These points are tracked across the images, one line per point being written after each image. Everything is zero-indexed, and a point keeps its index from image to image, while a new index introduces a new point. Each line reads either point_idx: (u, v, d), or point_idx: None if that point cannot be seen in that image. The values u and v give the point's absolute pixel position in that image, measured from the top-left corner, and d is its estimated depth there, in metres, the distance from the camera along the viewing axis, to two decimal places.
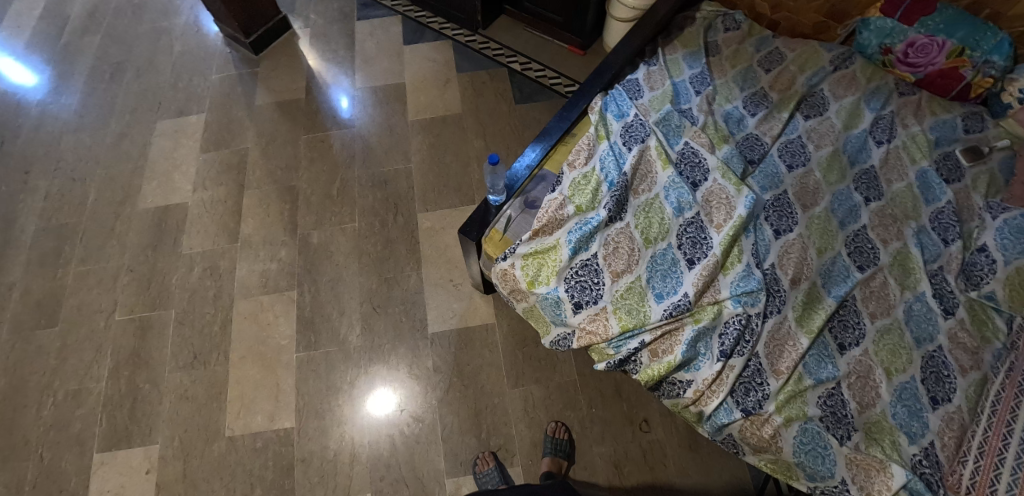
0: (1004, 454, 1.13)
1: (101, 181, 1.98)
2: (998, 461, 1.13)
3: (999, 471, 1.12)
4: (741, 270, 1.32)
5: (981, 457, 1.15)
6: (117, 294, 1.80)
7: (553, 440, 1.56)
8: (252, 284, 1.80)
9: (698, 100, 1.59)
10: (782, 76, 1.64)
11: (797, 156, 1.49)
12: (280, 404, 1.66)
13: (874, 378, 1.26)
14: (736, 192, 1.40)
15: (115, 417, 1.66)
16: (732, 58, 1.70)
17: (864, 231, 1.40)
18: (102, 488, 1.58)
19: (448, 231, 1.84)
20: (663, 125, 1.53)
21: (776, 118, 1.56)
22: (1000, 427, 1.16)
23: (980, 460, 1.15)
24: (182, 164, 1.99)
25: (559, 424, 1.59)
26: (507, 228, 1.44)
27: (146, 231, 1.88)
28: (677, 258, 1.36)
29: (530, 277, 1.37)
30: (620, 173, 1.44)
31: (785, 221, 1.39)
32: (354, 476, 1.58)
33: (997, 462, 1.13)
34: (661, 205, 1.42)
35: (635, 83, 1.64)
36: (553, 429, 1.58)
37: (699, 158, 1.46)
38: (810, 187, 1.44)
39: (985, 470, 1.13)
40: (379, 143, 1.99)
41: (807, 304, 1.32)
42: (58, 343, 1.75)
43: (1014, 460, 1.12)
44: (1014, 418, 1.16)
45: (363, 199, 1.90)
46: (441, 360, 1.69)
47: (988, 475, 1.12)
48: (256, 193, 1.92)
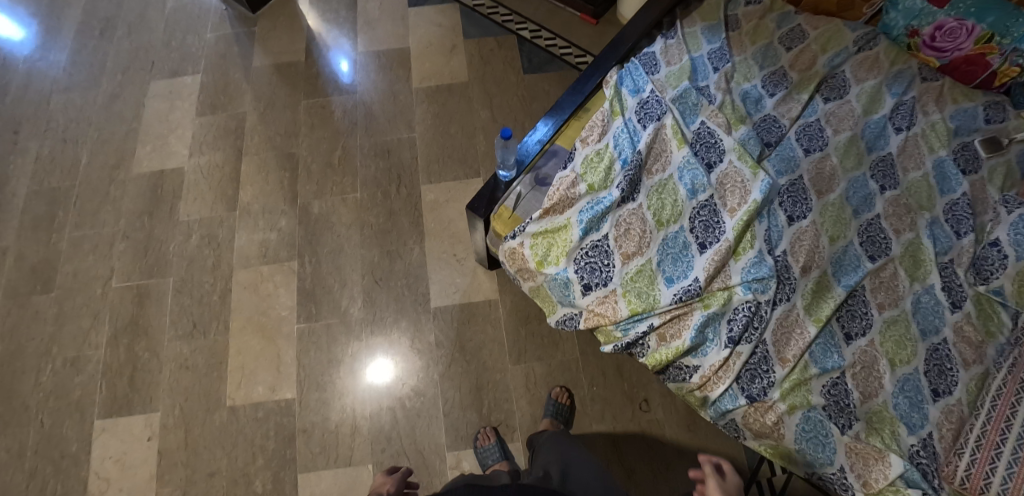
0: (1002, 449, 1.12)
1: (94, 143, 1.92)
2: (994, 455, 1.12)
3: (994, 464, 1.11)
4: (753, 256, 1.31)
5: (977, 450, 1.15)
6: (114, 260, 1.77)
7: (555, 404, 1.58)
8: (251, 254, 1.76)
9: (716, 77, 1.54)
10: (803, 55, 1.59)
11: (815, 139, 1.47)
12: (280, 375, 1.65)
13: (878, 369, 1.26)
14: (752, 175, 1.37)
15: (115, 385, 1.66)
16: (752, 33, 1.63)
17: (877, 220, 1.40)
18: (105, 454, 1.60)
19: (452, 204, 1.80)
20: (680, 102, 1.48)
21: (795, 100, 1.52)
22: (999, 422, 1.15)
23: (976, 453, 1.14)
24: (177, 127, 1.92)
25: (564, 390, 1.60)
26: (517, 206, 1.41)
27: (141, 196, 1.84)
28: (689, 242, 1.34)
29: (539, 257, 1.34)
30: (634, 150, 1.39)
31: (799, 208, 1.39)
32: (355, 448, 1.60)
33: (994, 456, 1.12)
34: (675, 187, 1.38)
35: (651, 56, 1.58)
36: (556, 394, 1.60)
37: (714, 139, 1.43)
38: (826, 172, 1.44)
39: (981, 463, 1.13)
40: (382, 110, 1.93)
41: (816, 292, 1.33)
42: (55, 309, 1.73)
43: (1011, 455, 1.11)
44: (1014, 413, 1.15)
45: (364, 169, 1.85)
46: (444, 335, 1.69)
47: (983, 468, 1.12)
48: (255, 159, 1.87)
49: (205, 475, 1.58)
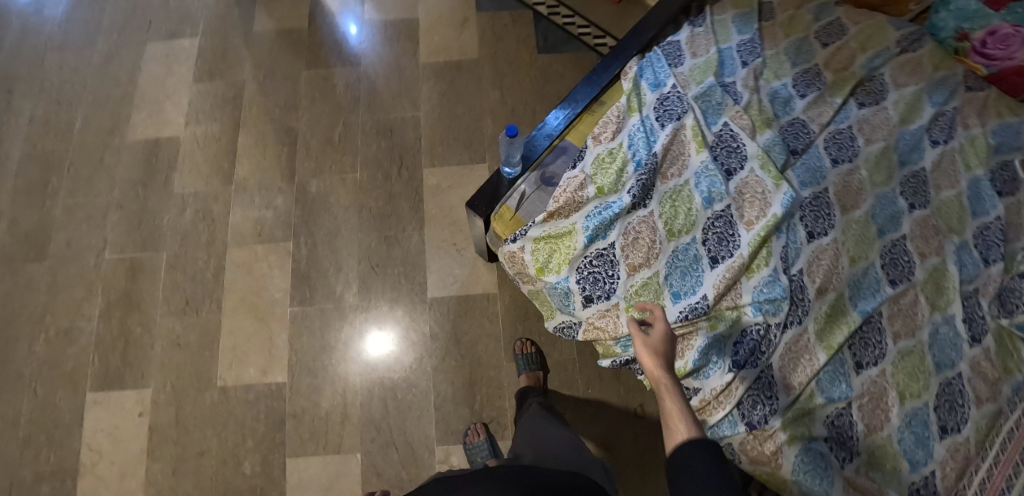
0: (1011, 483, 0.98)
1: (89, 106, 1.85)
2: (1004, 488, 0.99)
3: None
4: (767, 275, 1.24)
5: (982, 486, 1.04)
6: (108, 231, 1.73)
7: (523, 357, 1.59)
8: (246, 232, 1.72)
9: (744, 73, 1.44)
10: (840, 53, 1.47)
11: (845, 149, 1.38)
12: (272, 358, 1.63)
13: (887, 401, 1.20)
14: (774, 187, 1.28)
15: (107, 358, 1.65)
16: (787, 25, 1.52)
17: (902, 242, 1.32)
18: (97, 427, 1.61)
19: (455, 190, 1.73)
20: (703, 100, 1.38)
21: (828, 103, 1.42)
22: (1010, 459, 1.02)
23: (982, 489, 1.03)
24: (174, 93, 1.85)
25: (529, 342, 1.61)
26: (519, 207, 1.34)
27: (136, 166, 1.78)
28: (700, 255, 1.26)
29: (540, 263, 1.28)
30: (650, 152, 1.30)
31: (820, 224, 1.31)
32: (345, 436, 1.59)
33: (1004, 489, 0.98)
34: (690, 194, 1.30)
35: (676, 46, 1.47)
36: (520, 347, 1.60)
37: (736, 143, 1.34)
38: (852, 186, 1.35)
39: None
40: (387, 86, 1.83)
41: (830, 317, 1.26)
42: (48, 278, 1.71)
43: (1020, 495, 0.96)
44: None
45: (365, 148, 1.78)
46: (439, 327, 1.64)
47: None
48: (253, 132, 1.80)
49: (196, 454, 1.58)
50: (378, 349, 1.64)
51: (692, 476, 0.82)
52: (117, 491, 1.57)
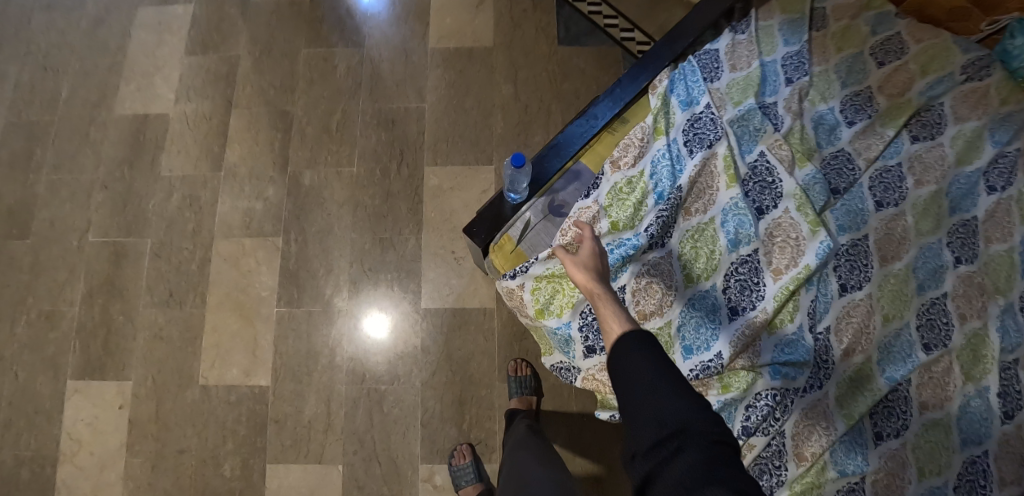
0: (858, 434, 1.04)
1: (75, 75, 1.74)
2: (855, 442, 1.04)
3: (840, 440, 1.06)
4: (790, 333, 1.13)
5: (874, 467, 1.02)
6: (92, 212, 1.65)
7: (517, 379, 1.49)
8: (234, 223, 1.62)
9: (787, 93, 1.27)
10: (896, 76, 1.28)
11: (892, 190, 1.21)
12: (256, 359, 1.56)
13: (905, 477, 1.08)
14: (810, 233, 1.14)
15: (88, 346, 1.59)
16: (840, 37, 1.33)
17: (942, 301, 1.16)
18: (77, 416, 1.57)
19: (457, 193, 1.61)
20: (739, 125, 1.22)
21: (878, 134, 1.25)
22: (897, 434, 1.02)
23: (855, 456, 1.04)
24: (165, 66, 1.73)
25: (524, 362, 1.52)
26: (523, 237, 1.20)
27: (123, 143, 1.68)
28: (719, 304, 1.13)
29: (540, 304, 1.12)
30: (674, 185, 1.16)
31: (856, 276, 1.18)
32: (327, 445, 1.53)
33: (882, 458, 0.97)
34: (714, 234, 1.16)
35: (713, 56, 1.29)
36: (515, 368, 1.51)
37: (772, 178, 1.18)
38: (895, 235, 1.19)
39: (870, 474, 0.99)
40: (391, 72, 1.69)
41: (854, 381, 1.14)
42: (30, 258, 1.64)
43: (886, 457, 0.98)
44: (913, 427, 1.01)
45: (364, 140, 1.65)
46: (431, 340, 1.55)
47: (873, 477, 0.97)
48: (245, 114, 1.68)
49: (175, 452, 1.54)
50: (378, 332, 1.56)
51: (633, 371, 0.81)
52: (96, 483, 1.54)
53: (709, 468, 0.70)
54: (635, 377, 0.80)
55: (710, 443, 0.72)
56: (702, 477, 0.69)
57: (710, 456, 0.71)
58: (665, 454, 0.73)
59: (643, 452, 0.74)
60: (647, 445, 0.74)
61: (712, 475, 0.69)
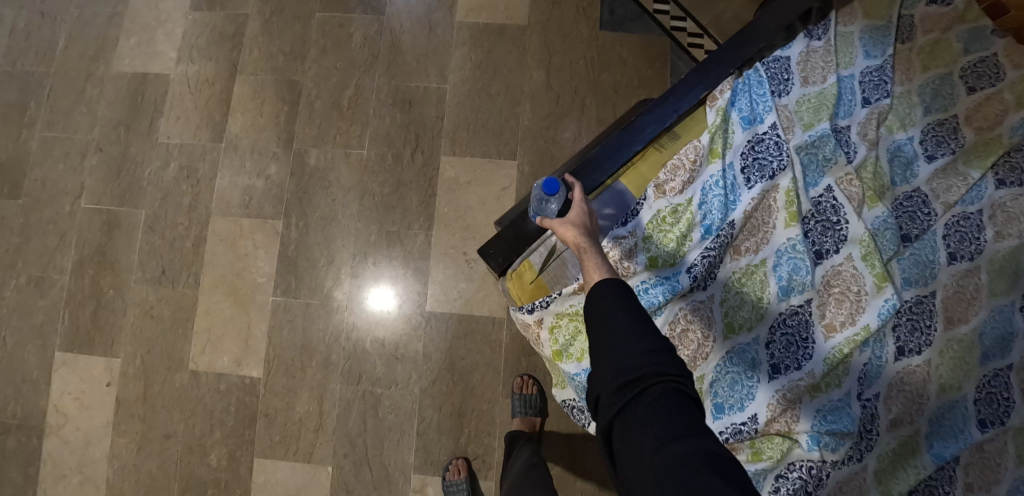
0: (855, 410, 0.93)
1: (73, 23, 1.61)
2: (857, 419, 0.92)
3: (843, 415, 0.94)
4: (836, 400, 0.99)
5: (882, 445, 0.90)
6: (85, 176, 1.55)
7: (522, 397, 1.39)
8: (232, 200, 1.51)
9: (863, 117, 1.10)
10: (987, 106, 1.06)
11: (967, 241, 1.03)
12: (248, 349, 1.47)
13: None
14: (875, 289, 0.99)
15: (77, 318, 1.52)
16: (926, 54, 1.13)
17: (1007, 374, 0.99)
18: (63, 389, 1.51)
19: (473, 189, 1.47)
20: (807, 152, 1.05)
21: (960, 175, 1.05)
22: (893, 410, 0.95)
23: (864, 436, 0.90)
24: (167, 21, 1.58)
25: (531, 379, 1.42)
26: (545, 267, 1.04)
27: (120, 102, 1.56)
28: (760, 360, 0.99)
29: (559, 345, 0.98)
30: (726, 220, 1.01)
31: (916, 338, 1.03)
32: (317, 445, 1.46)
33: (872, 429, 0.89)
34: (764, 279, 1.01)
35: (785, 64, 1.10)
36: (520, 385, 1.41)
37: (837, 218, 1.02)
38: (965, 294, 1.02)
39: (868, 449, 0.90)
40: (411, 45, 1.52)
41: (896, 456, 1.01)
42: (21, 219, 1.55)
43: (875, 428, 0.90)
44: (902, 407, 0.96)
45: (377, 120, 1.50)
46: (433, 345, 1.45)
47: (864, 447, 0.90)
48: (250, 81, 1.54)
49: (162, 435, 1.48)
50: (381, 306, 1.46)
51: (603, 316, 0.77)
52: (82, 458, 1.50)
53: (674, 410, 0.68)
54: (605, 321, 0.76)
55: (674, 384, 0.70)
56: (669, 419, 0.67)
57: (675, 397, 0.69)
58: (632, 396, 0.70)
59: (609, 394, 0.71)
60: (615, 385, 0.70)
61: (679, 416, 0.67)
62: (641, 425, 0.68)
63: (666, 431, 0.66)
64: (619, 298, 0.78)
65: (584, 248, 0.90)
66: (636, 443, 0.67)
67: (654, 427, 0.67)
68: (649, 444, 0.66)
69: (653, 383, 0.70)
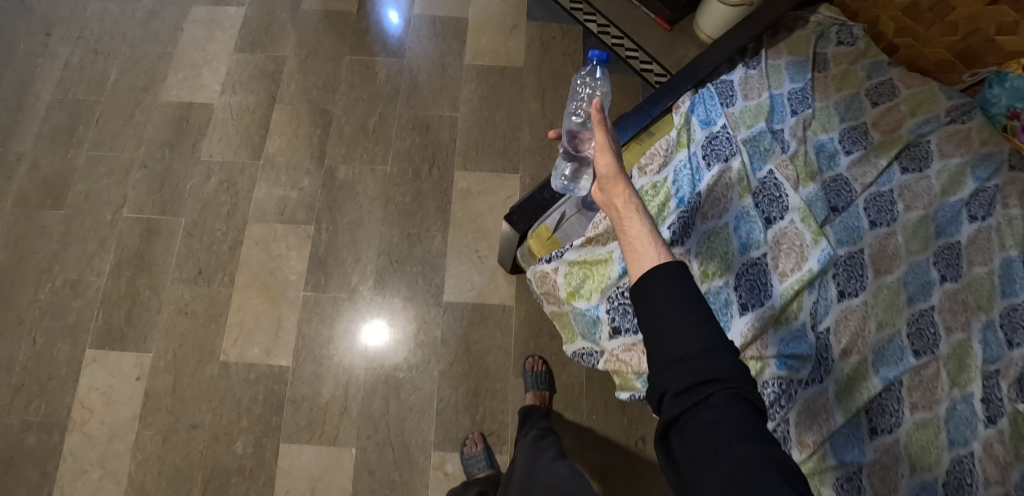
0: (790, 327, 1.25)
1: (125, 61, 1.84)
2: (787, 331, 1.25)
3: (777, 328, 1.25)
4: (795, 329, 1.25)
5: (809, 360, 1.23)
6: (128, 189, 1.71)
7: (533, 374, 1.57)
8: (268, 209, 1.70)
9: (793, 122, 1.44)
10: (889, 115, 1.46)
11: (884, 212, 1.37)
12: (278, 340, 1.61)
13: (897, 471, 1.20)
14: (813, 242, 1.29)
15: (111, 317, 1.62)
16: (839, 79, 1.52)
17: (930, 313, 1.30)
18: (92, 385, 1.58)
19: (483, 197, 1.72)
20: (751, 145, 1.38)
21: (872, 164, 1.41)
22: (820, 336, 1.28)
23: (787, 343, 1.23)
24: (212, 59, 1.84)
25: (539, 359, 1.59)
26: (558, 227, 1.31)
27: (165, 126, 1.77)
28: (731, 299, 1.25)
29: (572, 287, 1.24)
30: (694, 191, 1.31)
31: (853, 284, 1.31)
32: (341, 428, 1.56)
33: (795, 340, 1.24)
34: (728, 237, 1.29)
35: (729, 86, 1.47)
36: (530, 364, 1.58)
37: (780, 193, 1.33)
38: (888, 250, 1.34)
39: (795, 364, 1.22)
40: (428, 82, 1.82)
41: (851, 378, 1.25)
42: (62, 228, 1.68)
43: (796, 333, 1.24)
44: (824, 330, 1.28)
45: (399, 141, 1.76)
46: (451, 332, 1.62)
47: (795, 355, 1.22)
48: (287, 109, 1.79)
49: (188, 426, 1.56)
50: (388, 325, 1.63)
51: (664, 305, 0.80)
52: (104, 453, 1.55)
53: (738, 414, 0.72)
54: (667, 310, 0.80)
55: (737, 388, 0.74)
56: (734, 426, 0.71)
57: (738, 401, 0.73)
58: (697, 398, 0.74)
59: (674, 394, 0.76)
60: (680, 385, 0.75)
61: (743, 422, 0.72)
62: (706, 427, 0.72)
63: (732, 433, 0.71)
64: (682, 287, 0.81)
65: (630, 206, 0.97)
66: (700, 441, 0.72)
67: (720, 431, 0.71)
68: (715, 444, 0.71)
69: (718, 388, 0.74)
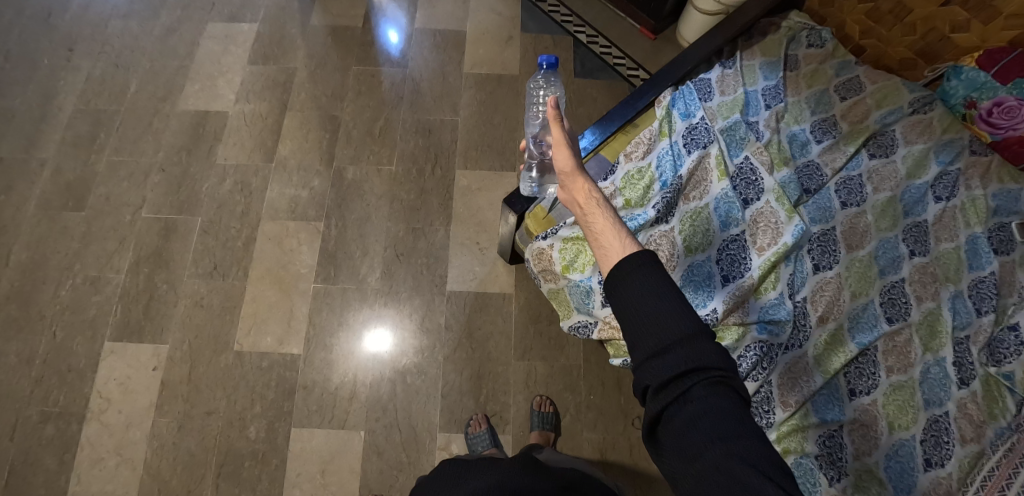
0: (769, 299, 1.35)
1: (144, 73, 1.97)
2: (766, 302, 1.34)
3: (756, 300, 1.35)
4: (773, 298, 1.34)
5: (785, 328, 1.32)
6: (147, 191, 1.81)
7: (540, 413, 1.59)
8: (280, 208, 1.80)
9: (767, 115, 1.56)
10: (856, 108, 1.57)
11: (854, 194, 1.47)
12: (290, 329, 1.69)
13: (877, 429, 1.26)
14: (787, 218, 1.39)
15: (130, 310, 1.69)
16: (810, 77, 1.64)
17: (901, 284, 1.37)
18: (109, 376, 1.64)
19: (483, 193, 1.83)
20: (728, 134, 1.51)
21: (842, 151, 1.52)
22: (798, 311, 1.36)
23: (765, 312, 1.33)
24: (227, 71, 1.98)
25: (546, 399, 1.62)
26: (552, 208, 1.41)
27: (183, 133, 1.89)
28: (714, 272, 1.35)
29: (567, 261, 1.35)
30: (676, 175, 1.43)
31: (826, 258, 1.40)
32: (351, 412, 1.62)
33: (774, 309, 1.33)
34: (709, 217, 1.40)
35: (707, 83, 1.60)
36: (538, 403, 1.61)
37: (755, 177, 1.44)
38: (859, 228, 1.43)
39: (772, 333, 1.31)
40: (429, 89, 1.95)
41: (829, 345, 1.33)
42: (83, 228, 1.77)
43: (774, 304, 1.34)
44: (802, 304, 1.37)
45: (403, 143, 1.88)
46: (454, 319, 1.71)
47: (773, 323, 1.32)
48: (298, 116, 1.91)
49: (203, 413, 1.61)
50: (394, 313, 1.71)
51: (638, 299, 0.85)
52: (120, 440, 1.58)
53: (717, 408, 0.77)
54: (645, 305, 0.84)
55: (714, 381, 0.79)
56: (714, 421, 0.77)
57: (716, 395, 0.78)
58: (677, 392, 0.79)
59: (654, 391, 0.80)
60: (661, 382, 0.80)
61: (723, 416, 0.77)
62: (688, 422, 0.78)
63: (715, 429, 0.76)
64: (657, 280, 0.85)
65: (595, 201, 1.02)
66: (682, 435, 0.78)
67: (701, 427, 0.77)
68: (701, 438, 0.76)
69: (696, 383, 0.79)
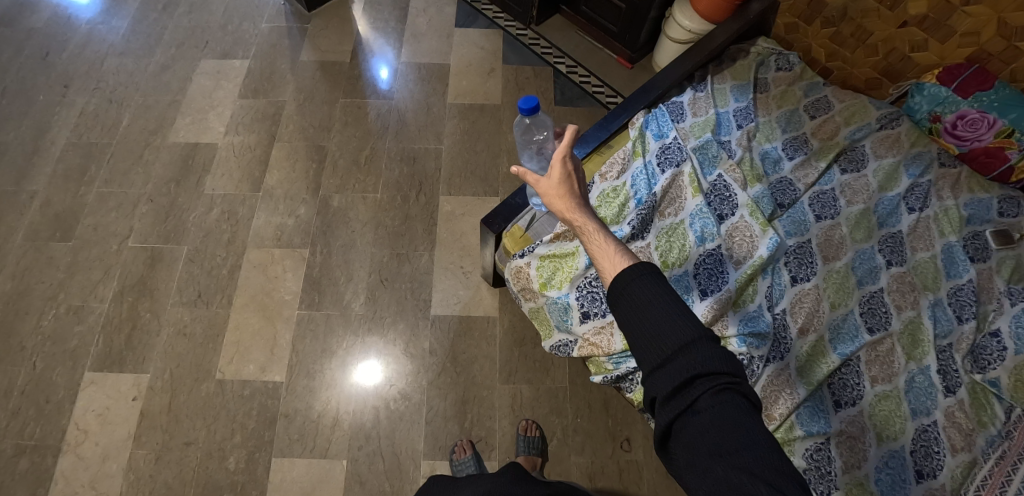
0: (750, 311, 1.34)
1: (137, 108, 2.02)
2: (747, 315, 1.34)
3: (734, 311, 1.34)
4: (751, 311, 1.34)
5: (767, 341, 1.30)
6: (135, 221, 1.83)
7: (525, 438, 1.55)
8: (266, 236, 1.82)
9: (739, 133, 1.60)
10: (826, 125, 1.62)
11: (828, 207, 1.49)
12: (274, 356, 1.67)
13: (864, 440, 1.23)
14: (761, 232, 1.41)
15: (112, 340, 1.68)
16: (779, 98, 1.70)
17: (880, 294, 1.37)
18: (87, 406, 1.60)
19: (467, 218, 1.85)
20: (700, 152, 1.54)
21: (813, 166, 1.55)
22: (779, 325, 1.34)
23: (742, 324, 1.31)
24: (218, 105, 2.04)
25: (532, 421, 1.59)
26: (530, 227, 1.44)
27: (173, 165, 1.93)
28: (692, 286, 1.35)
29: (544, 278, 1.37)
30: (650, 192, 1.46)
31: (804, 270, 1.40)
32: (333, 441, 1.58)
33: (754, 322, 1.32)
34: (684, 232, 1.41)
35: (679, 106, 1.65)
36: (524, 427, 1.58)
37: (729, 193, 1.47)
38: (834, 240, 1.45)
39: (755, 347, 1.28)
40: (414, 119, 2.01)
41: (811, 355, 1.31)
42: (69, 258, 1.77)
43: (753, 317, 1.33)
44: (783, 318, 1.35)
45: (389, 172, 1.92)
46: (439, 343, 1.69)
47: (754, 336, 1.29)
48: (285, 146, 1.96)
49: (182, 444, 1.56)
50: (378, 338, 1.70)
51: (638, 307, 0.84)
52: (96, 474, 1.53)
53: (726, 415, 0.75)
54: (649, 313, 0.83)
55: (722, 389, 0.78)
56: (723, 432, 0.75)
57: (724, 404, 0.76)
58: (684, 405, 0.78)
59: (662, 402, 0.79)
60: (667, 393, 0.79)
61: (731, 427, 0.75)
62: (696, 433, 0.76)
63: (722, 444, 0.74)
64: (659, 285, 0.85)
65: (598, 233, 0.96)
66: (691, 446, 0.76)
67: (710, 439, 0.75)
68: (709, 452, 0.74)
69: (703, 391, 0.78)
